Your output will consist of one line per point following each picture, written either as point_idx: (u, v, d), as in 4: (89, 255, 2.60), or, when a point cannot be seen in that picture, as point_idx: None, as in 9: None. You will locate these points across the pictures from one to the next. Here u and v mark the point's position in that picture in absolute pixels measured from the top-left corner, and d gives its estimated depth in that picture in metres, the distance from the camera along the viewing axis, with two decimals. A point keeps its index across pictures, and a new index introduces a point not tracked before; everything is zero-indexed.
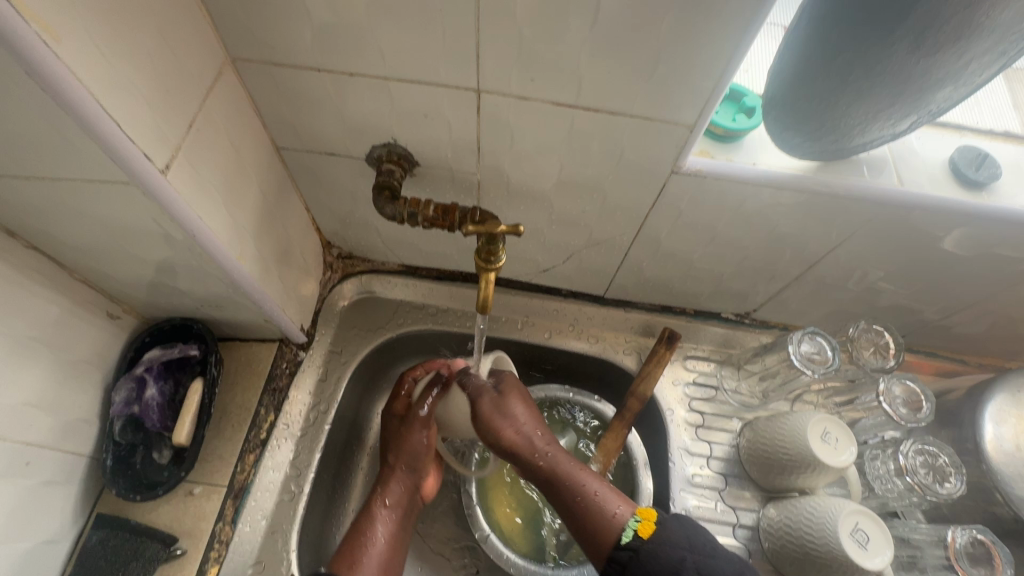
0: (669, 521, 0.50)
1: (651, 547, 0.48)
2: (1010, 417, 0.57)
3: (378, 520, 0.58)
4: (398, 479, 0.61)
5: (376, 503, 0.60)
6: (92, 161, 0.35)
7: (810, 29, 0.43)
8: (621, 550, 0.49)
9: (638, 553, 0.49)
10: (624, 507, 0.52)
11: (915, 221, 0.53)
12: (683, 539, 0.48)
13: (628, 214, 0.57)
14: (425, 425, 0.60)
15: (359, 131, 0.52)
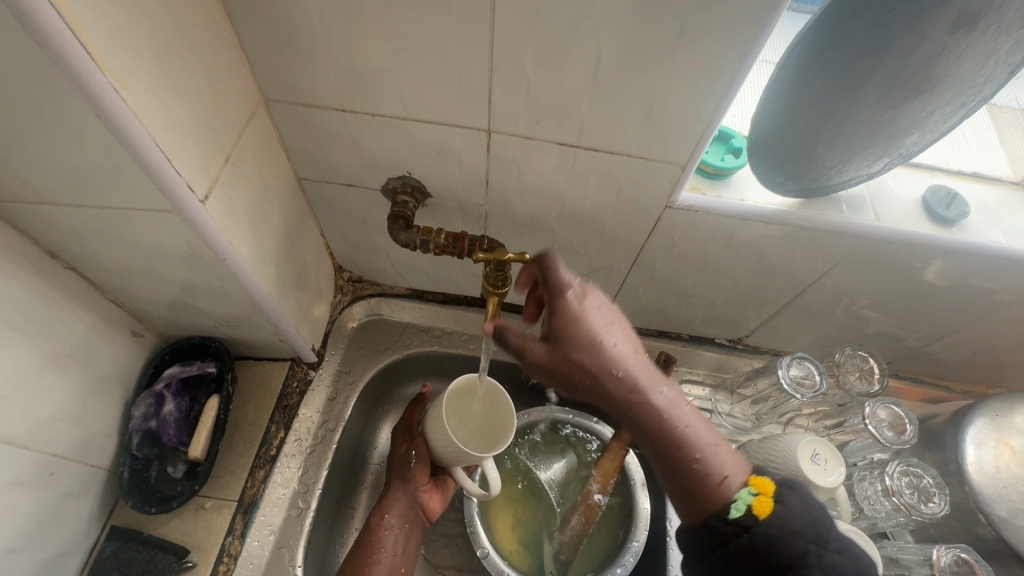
0: (790, 496, 0.42)
1: (767, 529, 0.41)
2: (989, 439, 0.60)
3: (380, 528, 0.61)
4: (399, 493, 0.63)
5: (378, 513, 0.63)
6: (142, 193, 0.39)
7: (783, 81, 0.47)
8: (728, 525, 0.42)
9: (747, 532, 0.41)
10: (735, 472, 0.45)
11: (893, 254, 0.57)
12: (808, 528, 0.40)
13: (626, 244, 0.61)
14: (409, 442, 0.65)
15: (377, 166, 0.56)
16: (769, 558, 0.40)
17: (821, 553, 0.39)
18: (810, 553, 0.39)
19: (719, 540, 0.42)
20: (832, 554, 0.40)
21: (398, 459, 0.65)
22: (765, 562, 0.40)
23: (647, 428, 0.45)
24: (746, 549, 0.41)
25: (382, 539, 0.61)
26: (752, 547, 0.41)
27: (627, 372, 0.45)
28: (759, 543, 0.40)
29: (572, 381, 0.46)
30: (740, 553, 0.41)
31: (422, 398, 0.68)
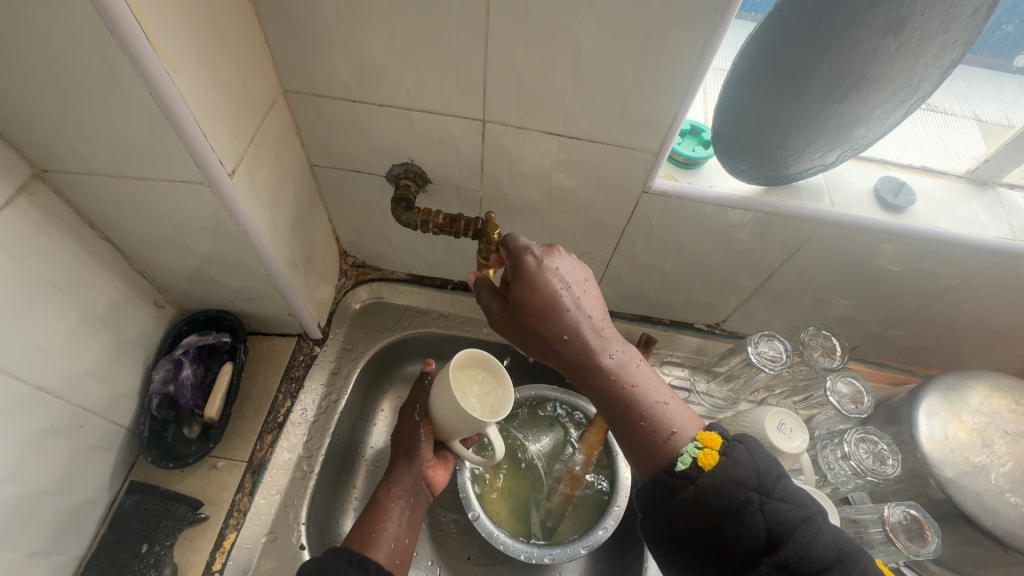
0: (736, 450, 0.45)
1: (712, 480, 0.43)
2: (940, 411, 0.65)
3: (387, 500, 0.64)
4: (406, 469, 0.66)
5: (384, 487, 0.66)
6: (179, 165, 0.45)
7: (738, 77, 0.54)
8: (674, 477, 0.45)
9: (694, 484, 0.44)
10: (683, 429, 0.48)
11: (849, 237, 0.62)
12: (752, 478, 0.43)
13: (608, 228, 0.67)
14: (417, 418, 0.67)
15: (383, 153, 0.62)
16: (714, 509, 0.42)
17: (763, 502, 0.42)
18: (751, 503, 0.42)
19: (666, 491, 0.45)
20: (774, 502, 0.42)
21: (405, 437, 0.67)
22: (710, 511, 0.43)
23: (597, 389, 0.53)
24: (690, 501, 0.44)
25: (393, 511, 0.63)
26: (698, 496, 0.43)
27: (574, 337, 0.53)
28: (704, 492, 0.43)
29: (535, 341, 0.55)
30: (684, 503, 0.44)
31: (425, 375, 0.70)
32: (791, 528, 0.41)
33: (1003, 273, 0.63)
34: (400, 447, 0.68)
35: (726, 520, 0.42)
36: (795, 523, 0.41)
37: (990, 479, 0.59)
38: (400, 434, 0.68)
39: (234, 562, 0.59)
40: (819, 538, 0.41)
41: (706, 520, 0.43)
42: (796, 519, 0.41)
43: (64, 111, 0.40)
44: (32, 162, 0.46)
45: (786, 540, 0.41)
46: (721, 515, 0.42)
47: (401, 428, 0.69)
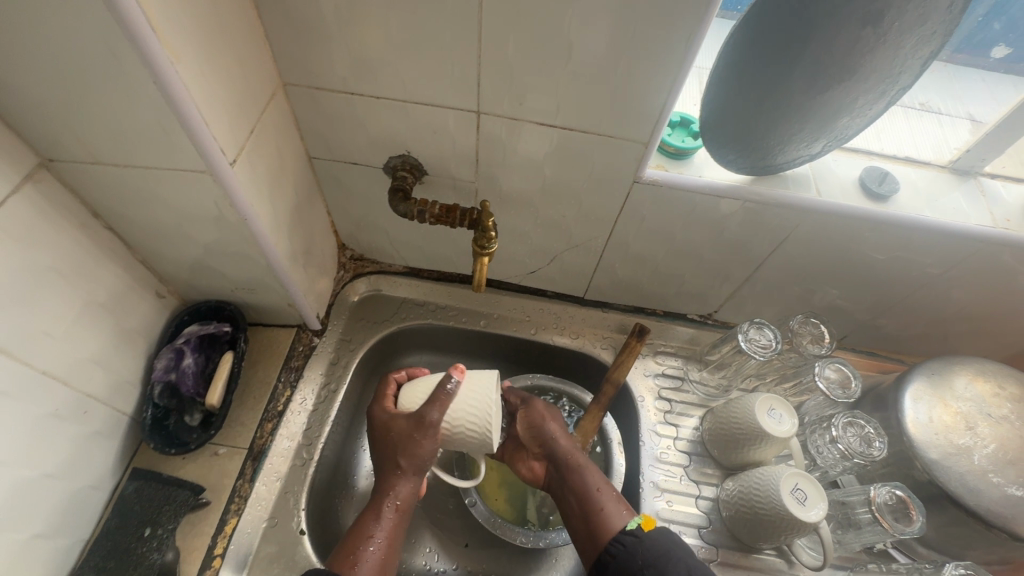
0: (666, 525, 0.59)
1: (652, 534, 0.56)
2: (925, 396, 0.66)
3: (385, 521, 0.57)
4: (406, 479, 0.59)
5: (383, 504, 0.58)
6: (182, 153, 0.46)
7: (726, 68, 0.55)
8: (624, 534, 0.57)
9: (639, 539, 0.56)
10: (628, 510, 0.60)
11: (834, 226, 0.64)
12: (678, 540, 0.56)
13: (600, 218, 0.68)
14: (436, 428, 0.57)
15: (380, 146, 0.63)
16: (650, 553, 0.54)
17: (686, 554, 0.55)
18: (678, 555, 0.54)
19: (617, 547, 0.56)
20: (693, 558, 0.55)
21: (415, 450, 0.58)
22: (651, 554, 0.54)
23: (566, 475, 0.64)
24: (636, 548, 0.55)
25: (396, 528, 0.58)
26: (641, 544, 0.55)
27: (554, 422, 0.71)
28: (646, 541, 0.55)
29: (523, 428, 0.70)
30: (630, 553, 0.55)
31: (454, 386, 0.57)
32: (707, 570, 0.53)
33: (985, 261, 0.65)
34: (400, 458, 0.58)
35: (662, 562, 0.53)
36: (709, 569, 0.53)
37: (973, 460, 0.60)
38: (408, 448, 0.58)
39: (235, 547, 0.60)
40: None
41: (647, 563, 0.54)
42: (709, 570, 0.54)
43: (71, 100, 0.42)
44: (38, 151, 0.47)
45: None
46: (657, 558, 0.54)
47: (405, 438, 0.58)
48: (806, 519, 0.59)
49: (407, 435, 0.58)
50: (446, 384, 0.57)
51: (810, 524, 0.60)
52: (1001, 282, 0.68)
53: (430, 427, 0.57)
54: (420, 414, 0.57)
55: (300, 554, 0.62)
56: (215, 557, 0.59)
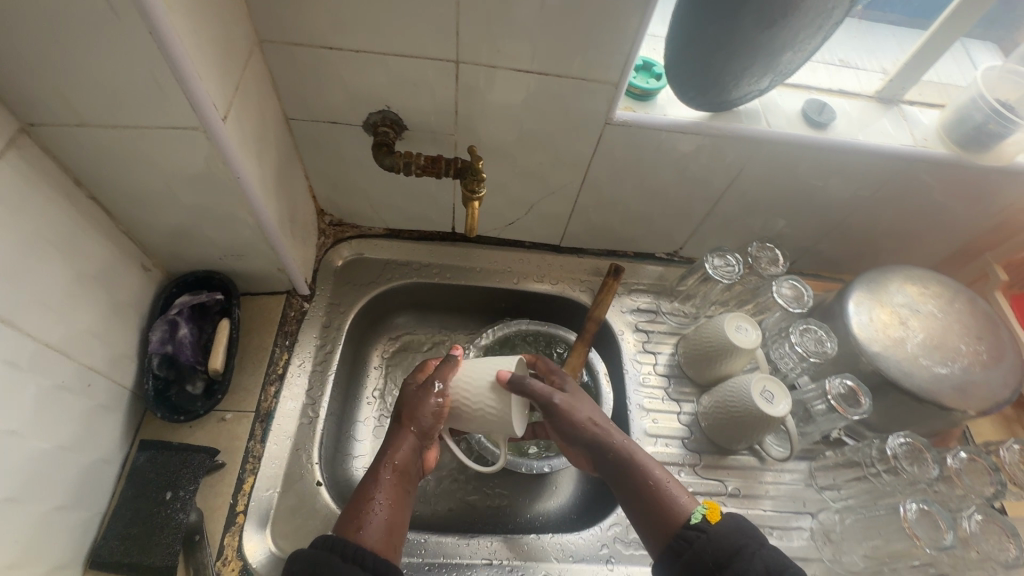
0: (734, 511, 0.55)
1: (719, 530, 0.52)
2: (865, 300, 0.75)
3: (383, 483, 0.58)
4: (405, 440, 0.61)
5: (382, 467, 0.60)
6: (175, 110, 0.46)
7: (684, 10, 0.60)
8: (688, 530, 0.54)
9: (705, 533, 0.52)
10: (689, 496, 0.57)
11: (783, 155, 0.71)
12: (749, 529, 0.53)
13: (575, 162, 0.73)
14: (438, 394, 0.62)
15: (360, 102, 0.64)
16: (720, 550, 0.51)
17: (760, 548, 0.51)
18: (751, 547, 0.51)
19: (680, 543, 0.53)
20: (767, 549, 0.51)
21: (416, 409, 0.62)
22: (719, 553, 0.51)
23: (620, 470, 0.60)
24: (704, 547, 0.52)
25: (396, 494, 0.58)
26: (708, 542, 0.52)
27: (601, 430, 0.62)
28: (714, 539, 0.52)
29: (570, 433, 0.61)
30: (697, 550, 0.52)
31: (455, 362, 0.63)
32: (784, 565, 0.50)
33: (909, 179, 0.74)
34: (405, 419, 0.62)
35: (736, 559, 0.50)
36: (786, 564, 0.50)
37: (907, 349, 0.70)
38: (412, 408, 0.62)
39: (256, 503, 0.62)
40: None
41: (718, 560, 0.50)
42: (785, 562, 0.50)
43: (57, 57, 0.41)
44: (17, 115, 0.46)
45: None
46: (729, 557, 0.50)
47: (413, 399, 0.62)
48: (775, 414, 0.68)
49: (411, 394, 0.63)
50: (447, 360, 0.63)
51: (779, 418, 0.68)
52: (922, 197, 0.78)
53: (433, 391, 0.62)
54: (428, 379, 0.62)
55: (321, 502, 0.65)
56: (239, 514, 0.61)
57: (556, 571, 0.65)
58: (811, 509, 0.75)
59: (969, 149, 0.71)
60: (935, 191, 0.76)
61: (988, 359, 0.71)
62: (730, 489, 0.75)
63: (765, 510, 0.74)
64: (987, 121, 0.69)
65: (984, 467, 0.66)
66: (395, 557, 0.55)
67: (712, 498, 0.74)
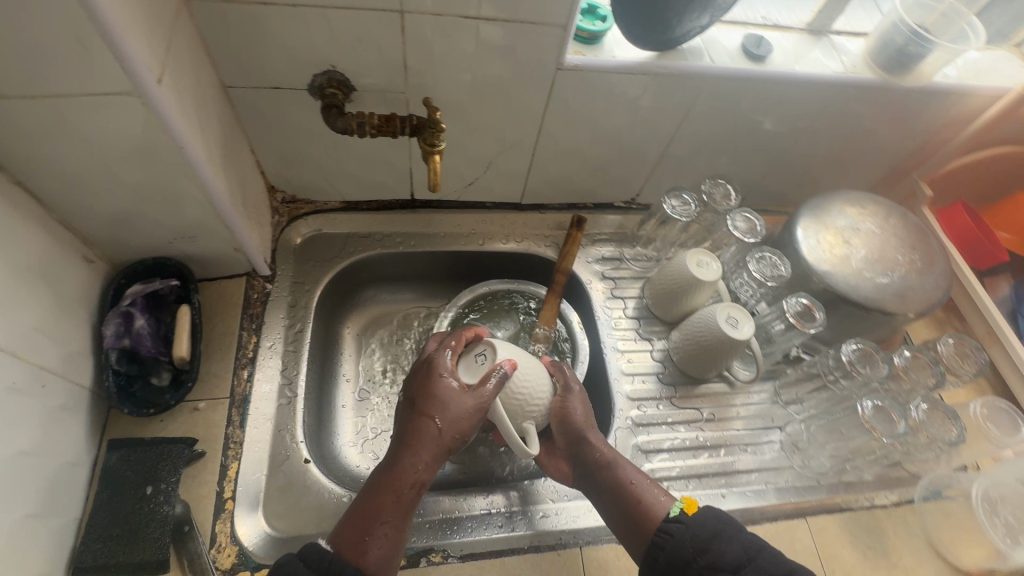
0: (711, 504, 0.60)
1: (697, 520, 0.57)
2: (812, 224, 0.80)
3: (398, 502, 0.55)
4: (429, 453, 0.57)
5: (400, 483, 0.56)
6: (104, 72, 0.43)
7: None
8: (668, 522, 0.57)
9: (685, 525, 0.57)
10: (665, 495, 0.61)
11: (727, 90, 0.74)
12: (725, 517, 0.57)
13: (530, 113, 0.73)
14: (484, 409, 0.58)
15: (303, 63, 0.62)
16: (700, 538, 0.55)
17: (735, 532, 0.56)
18: (728, 532, 0.55)
19: (661, 536, 0.56)
20: (743, 533, 0.56)
21: (460, 423, 0.57)
22: (698, 537, 0.55)
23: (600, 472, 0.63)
24: (682, 535, 0.56)
25: (408, 512, 0.56)
26: (688, 531, 0.56)
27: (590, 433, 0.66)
28: (693, 528, 0.56)
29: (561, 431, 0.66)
30: (679, 541, 0.56)
31: (508, 374, 0.60)
32: (758, 547, 0.54)
33: (842, 105, 0.78)
34: (444, 433, 0.57)
35: (714, 543, 0.54)
36: (759, 546, 0.54)
37: (852, 264, 0.76)
38: (457, 422, 0.57)
39: (244, 487, 0.61)
40: (779, 558, 0.54)
41: (699, 548, 0.55)
42: (759, 544, 0.55)
43: None
44: None
45: (756, 557, 0.53)
46: (709, 542, 0.55)
47: (460, 411, 0.57)
48: (738, 338, 0.72)
49: (448, 403, 0.58)
50: (498, 373, 0.59)
51: (741, 341, 0.73)
52: (854, 123, 0.82)
53: (481, 404, 0.58)
54: (477, 391, 0.58)
55: (311, 479, 0.64)
56: (227, 500, 0.60)
57: (552, 511, 0.67)
58: (779, 423, 0.80)
59: (893, 72, 0.76)
60: (865, 116, 0.81)
61: (922, 266, 0.77)
62: (703, 413, 0.79)
63: (737, 429, 0.79)
64: (907, 43, 0.73)
65: (926, 361, 0.73)
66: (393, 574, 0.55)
67: (690, 425, 0.78)
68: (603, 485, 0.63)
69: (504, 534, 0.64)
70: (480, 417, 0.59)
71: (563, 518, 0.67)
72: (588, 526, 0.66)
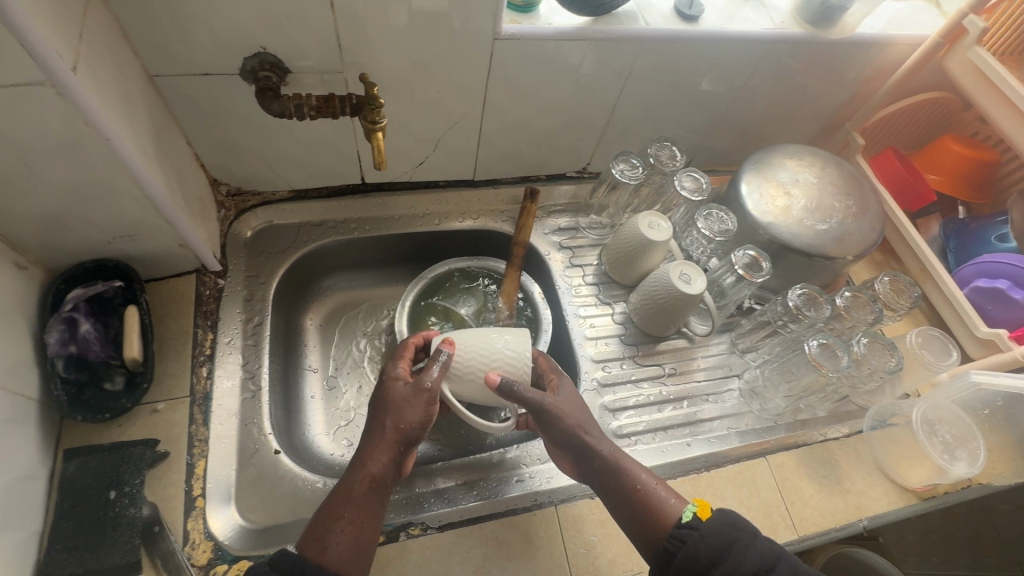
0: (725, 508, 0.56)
1: (710, 526, 0.54)
2: (754, 179, 0.83)
3: (351, 498, 0.55)
4: (382, 446, 0.58)
5: (354, 479, 0.56)
6: (12, 63, 0.41)
7: None
8: (681, 528, 0.55)
9: (697, 531, 0.54)
10: (676, 495, 0.58)
11: (664, 52, 0.75)
12: (740, 523, 0.54)
13: (472, 86, 0.73)
14: (426, 395, 0.60)
15: (231, 47, 0.60)
16: (714, 546, 0.52)
17: (752, 539, 0.53)
18: (744, 539, 0.52)
19: (674, 543, 0.54)
20: (760, 540, 0.53)
21: (403, 414, 0.59)
22: (712, 547, 0.52)
23: (603, 472, 0.60)
24: (696, 544, 0.53)
25: (367, 507, 0.55)
26: (701, 538, 0.53)
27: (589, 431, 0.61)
28: (706, 535, 0.53)
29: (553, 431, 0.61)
30: (691, 548, 0.53)
31: (448, 358, 0.61)
32: (776, 554, 0.51)
33: (775, 60, 0.81)
34: (389, 425, 0.58)
35: (729, 550, 0.52)
36: (778, 554, 0.51)
37: (793, 214, 0.79)
38: (399, 413, 0.58)
39: (214, 483, 0.60)
40: (797, 566, 0.51)
41: (713, 556, 0.52)
42: (777, 552, 0.52)
43: None
44: None
45: (774, 565, 0.50)
46: (723, 551, 0.52)
47: (401, 403, 0.59)
48: (691, 293, 0.75)
49: (392, 395, 0.60)
50: (439, 357, 0.61)
51: (694, 295, 0.76)
52: (788, 78, 0.85)
53: (424, 391, 0.60)
54: (419, 381, 0.61)
55: (284, 469, 0.64)
56: (198, 498, 0.59)
57: (527, 475, 0.69)
58: (738, 372, 0.84)
59: (820, 26, 0.79)
60: (798, 71, 0.84)
61: (857, 211, 0.81)
62: (665, 369, 0.82)
63: (697, 380, 0.82)
64: None
65: (865, 300, 0.77)
66: (361, 572, 0.53)
67: (653, 381, 0.81)
68: (609, 485, 0.59)
69: (481, 502, 0.66)
70: (427, 405, 0.60)
71: (537, 480, 0.69)
72: (562, 485, 0.68)
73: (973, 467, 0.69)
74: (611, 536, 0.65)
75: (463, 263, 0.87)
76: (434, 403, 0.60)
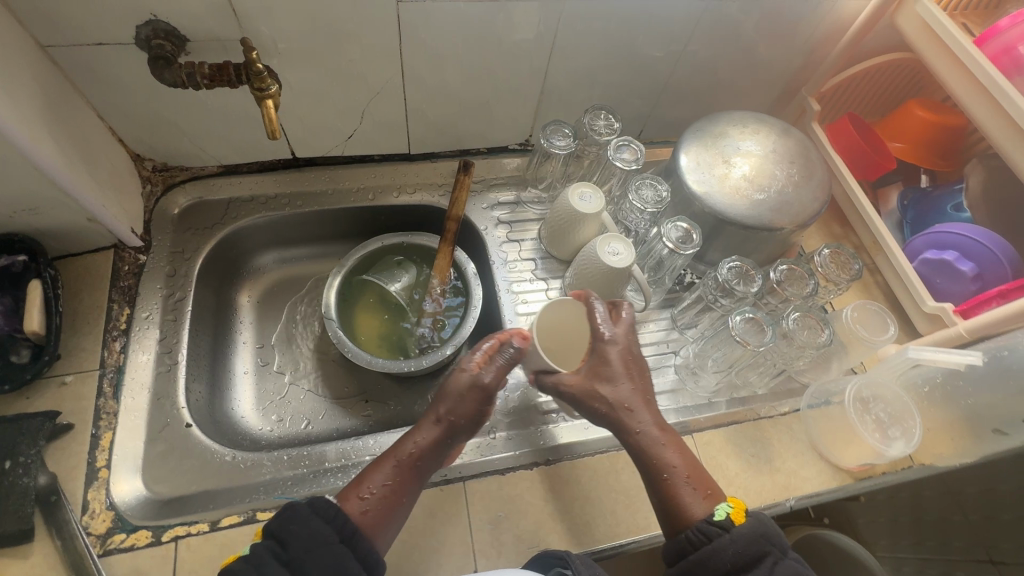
0: (757, 516, 0.53)
1: (742, 532, 0.51)
2: (693, 148, 0.79)
3: (392, 465, 0.56)
4: (428, 428, 0.58)
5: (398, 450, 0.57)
6: None
7: None
8: (710, 525, 0.52)
9: (727, 534, 0.51)
10: (710, 493, 0.56)
11: (589, 13, 0.71)
12: (775, 538, 0.51)
13: (386, 54, 0.70)
14: (479, 388, 0.59)
15: (118, 15, 0.58)
16: (740, 555, 0.50)
17: (781, 556, 0.50)
18: (772, 552, 0.50)
19: (699, 536, 0.52)
20: (791, 559, 0.50)
21: (455, 402, 0.59)
22: (739, 556, 0.50)
23: (638, 453, 0.58)
24: (723, 545, 0.50)
25: (408, 480, 0.56)
26: (729, 543, 0.50)
27: (630, 412, 0.58)
28: (736, 541, 0.50)
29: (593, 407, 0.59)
30: (715, 548, 0.51)
31: (517, 353, 0.60)
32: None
33: (715, 20, 0.77)
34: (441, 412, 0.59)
35: (756, 560, 0.49)
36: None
37: (730, 184, 0.75)
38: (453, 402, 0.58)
39: (120, 455, 0.61)
40: None
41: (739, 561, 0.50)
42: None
43: None
44: None
45: None
46: (749, 560, 0.49)
47: (455, 392, 0.59)
48: (617, 266, 0.73)
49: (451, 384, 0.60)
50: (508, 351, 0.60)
51: (620, 269, 0.73)
52: (734, 39, 0.80)
53: (479, 386, 0.59)
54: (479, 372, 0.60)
55: (193, 441, 0.65)
56: (101, 469, 0.60)
57: None
58: (675, 349, 0.81)
59: None
60: (744, 32, 0.80)
61: (800, 179, 0.77)
62: None
63: None
64: None
65: (801, 274, 0.74)
66: (382, 539, 0.53)
67: None
68: (643, 466, 0.58)
69: None
70: (478, 401, 0.59)
71: None
72: (473, 461, 0.66)
73: (908, 446, 0.67)
74: (518, 513, 0.64)
75: (396, 238, 0.85)
76: (485, 399, 0.59)
